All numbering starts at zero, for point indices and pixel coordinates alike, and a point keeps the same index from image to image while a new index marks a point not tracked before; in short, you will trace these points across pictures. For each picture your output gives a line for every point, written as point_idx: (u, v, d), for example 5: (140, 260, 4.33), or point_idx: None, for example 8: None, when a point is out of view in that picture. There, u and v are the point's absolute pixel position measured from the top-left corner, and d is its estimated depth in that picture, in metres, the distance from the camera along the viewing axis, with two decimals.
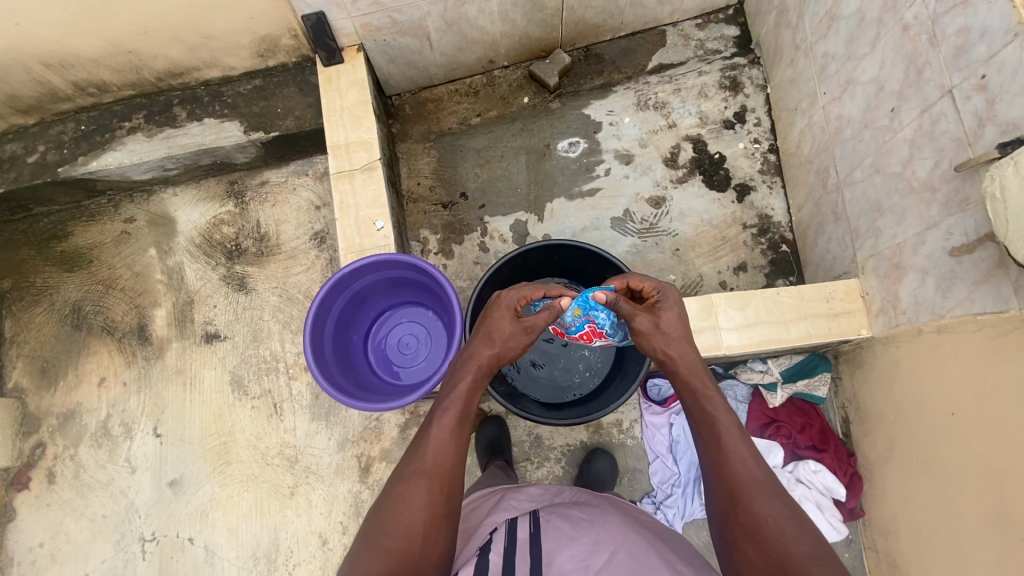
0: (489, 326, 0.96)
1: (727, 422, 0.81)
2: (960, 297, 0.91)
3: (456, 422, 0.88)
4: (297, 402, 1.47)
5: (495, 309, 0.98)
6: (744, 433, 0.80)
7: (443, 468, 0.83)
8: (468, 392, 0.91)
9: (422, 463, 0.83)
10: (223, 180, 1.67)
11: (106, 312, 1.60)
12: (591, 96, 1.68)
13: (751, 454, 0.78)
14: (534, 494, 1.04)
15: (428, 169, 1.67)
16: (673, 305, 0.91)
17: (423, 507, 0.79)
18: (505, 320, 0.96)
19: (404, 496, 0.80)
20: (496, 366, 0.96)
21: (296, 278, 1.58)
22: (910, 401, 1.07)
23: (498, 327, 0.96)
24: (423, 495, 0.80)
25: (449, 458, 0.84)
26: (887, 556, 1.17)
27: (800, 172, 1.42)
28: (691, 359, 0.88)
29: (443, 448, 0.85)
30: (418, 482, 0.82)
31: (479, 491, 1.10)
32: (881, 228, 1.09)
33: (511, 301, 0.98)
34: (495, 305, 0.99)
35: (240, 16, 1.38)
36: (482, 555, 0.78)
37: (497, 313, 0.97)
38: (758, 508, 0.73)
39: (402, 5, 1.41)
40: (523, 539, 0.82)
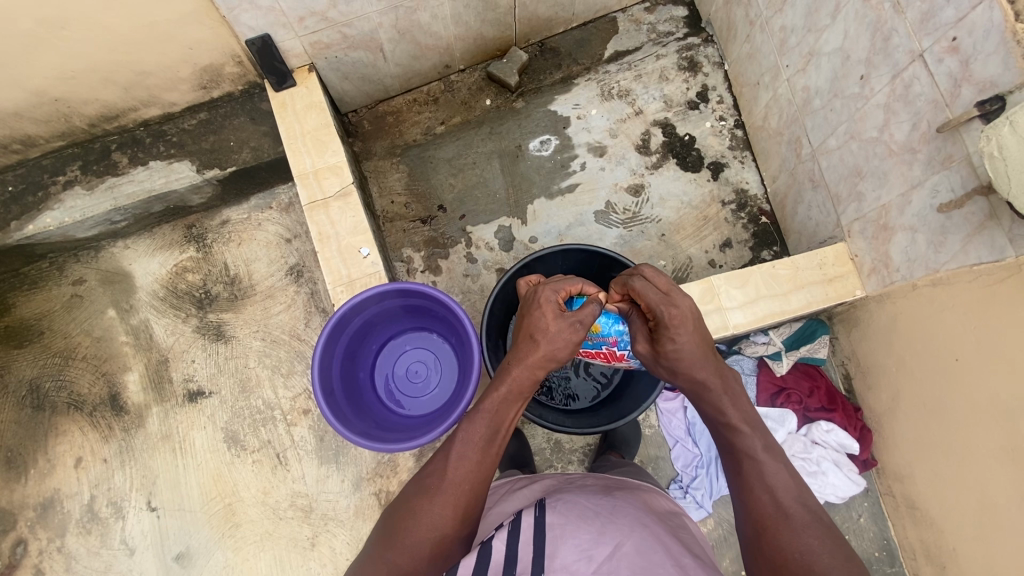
0: (529, 326, 0.88)
1: (753, 450, 0.79)
2: (954, 251, 0.97)
3: (484, 439, 0.82)
4: (301, 448, 1.41)
5: (533, 307, 0.90)
6: (771, 458, 0.78)
7: (465, 488, 0.79)
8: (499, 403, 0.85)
9: (443, 480, 0.79)
10: (178, 225, 1.56)
11: (70, 385, 1.47)
12: (554, 91, 1.66)
13: (779, 482, 0.76)
14: (549, 481, 0.94)
15: (400, 185, 1.61)
16: (687, 321, 0.83)
17: (434, 527, 0.75)
18: (546, 316, 0.87)
19: (420, 511, 0.77)
20: (542, 371, 0.87)
21: (277, 319, 1.49)
22: (910, 353, 1.13)
23: (537, 325, 0.87)
24: (441, 512, 0.76)
25: (470, 481, 0.79)
26: (904, 499, 1.24)
27: (770, 145, 1.46)
28: (703, 386, 0.85)
29: (465, 466, 0.80)
30: (436, 499, 0.77)
31: (494, 485, 1.01)
32: (863, 192, 1.15)
33: (551, 299, 0.89)
34: (534, 302, 0.90)
35: (179, 48, 1.28)
36: (485, 546, 0.71)
37: (538, 311, 0.88)
38: (785, 539, 0.70)
39: (352, 19, 1.34)
40: (526, 527, 0.73)
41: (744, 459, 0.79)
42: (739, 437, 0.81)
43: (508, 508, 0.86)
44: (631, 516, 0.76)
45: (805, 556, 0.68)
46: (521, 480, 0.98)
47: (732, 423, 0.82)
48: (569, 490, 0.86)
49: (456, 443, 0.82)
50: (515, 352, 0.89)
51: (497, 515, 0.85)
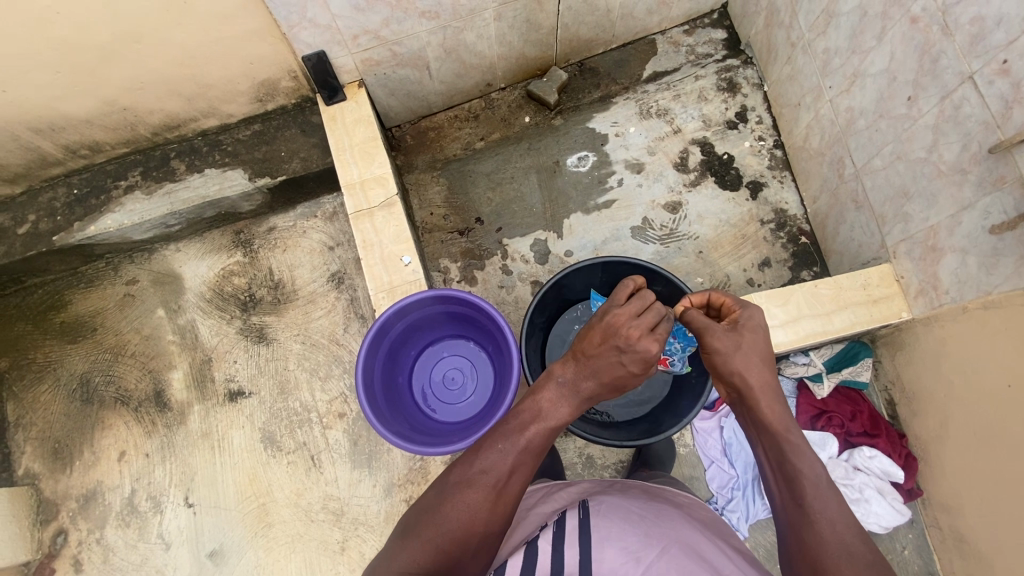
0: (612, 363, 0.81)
1: (815, 477, 0.72)
2: (1008, 273, 0.96)
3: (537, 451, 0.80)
4: (335, 452, 1.43)
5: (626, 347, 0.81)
6: (834, 490, 0.71)
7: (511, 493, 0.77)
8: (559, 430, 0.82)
9: (473, 477, 0.76)
10: (228, 231, 1.62)
11: (119, 381, 1.52)
12: (592, 109, 1.69)
13: (842, 517, 0.69)
14: (586, 486, 0.93)
15: (439, 198, 1.65)
16: (764, 332, 0.84)
17: (476, 517, 0.74)
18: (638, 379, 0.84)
19: (447, 510, 0.74)
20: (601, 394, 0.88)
21: (317, 323, 1.53)
22: (960, 377, 1.10)
23: (626, 382, 0.84)
24: (483, 507, 0.74)
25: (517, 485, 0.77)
26: (953, 531, 1.19)
27: (811, 165, 1.46)
28: (767, 398, 0.78)
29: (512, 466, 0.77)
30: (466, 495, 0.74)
31: (527, 489, 0.99)
32: (910, 212, 1.14)
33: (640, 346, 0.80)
34: (641, 360, 0.81)
35: (240, 63, 1.35)
36: (531, 547, 0.71)
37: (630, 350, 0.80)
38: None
39: (403, 37, 1.41)
40: (571, 527, 0.73)
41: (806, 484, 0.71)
42: (802, 458, 0.73)
43: (547, 510, 0.85)
44: (672, 521, 0.75)
45: None
46: (557, 485, 0.97)
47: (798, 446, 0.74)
48: (611, 493, 0.85)
49: (492, 447, 0.78)
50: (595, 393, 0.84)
51: (537, 515, 0.85)
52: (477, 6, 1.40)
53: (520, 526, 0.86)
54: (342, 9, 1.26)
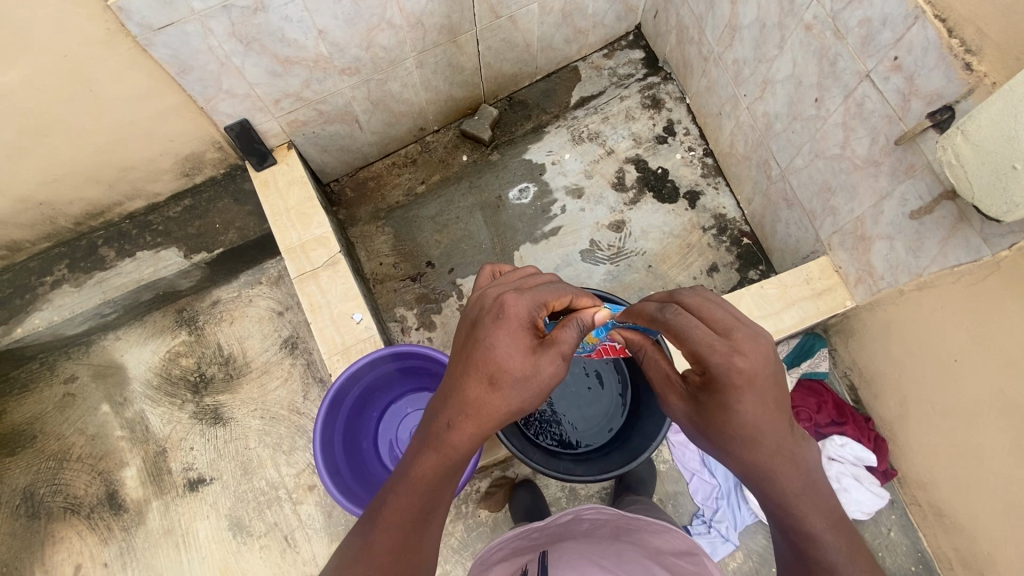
0: (474, 422, 0.63)
1: (822, 522, 0.63)
2: (933, 254, 1.00)
3: (437, 482, 0.66)
4: (309, 527, 1.36)
5: (473, 384, 0.63)
6: (840, 534, 0.62)
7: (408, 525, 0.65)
8: (440, 476, 0.65)
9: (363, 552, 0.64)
10: (169, 311, 1.56)
11: (66, 488, 1.42)
12: (526, 141, 1.72)
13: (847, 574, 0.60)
14: (548, 537, 0.83)
15: (387, 247, 1.63)
16: (757, 377, 0.62)
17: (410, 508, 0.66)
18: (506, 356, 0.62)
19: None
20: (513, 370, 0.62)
21: (274, 395, 1.47)
22: (910, 356, 1.13)
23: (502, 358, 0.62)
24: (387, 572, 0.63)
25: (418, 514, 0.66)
26: (932, 508, 1.21)
27: (741, 169, 1.51)
28: (769, 450, 0.64)
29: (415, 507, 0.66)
30: (377, 531, 0.65)
31: (492, 546, 0.88)
32: (836, 206, 1.19)
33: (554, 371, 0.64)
34: (492, 329, 0.63)
35: (159, 141, 1.32)
36: None
37: (504, 382, 0.62)
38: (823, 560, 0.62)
39: (325, 95, 1.40)
40: None
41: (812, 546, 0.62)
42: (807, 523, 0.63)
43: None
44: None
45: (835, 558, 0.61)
46: (529, 534, 0.87)
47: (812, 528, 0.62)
48: (574, 548, 0.75)
49: (404, 484, 0.66)
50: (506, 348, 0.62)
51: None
52: (397, 57, 1.41)
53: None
54: (259, 76, 1.25)
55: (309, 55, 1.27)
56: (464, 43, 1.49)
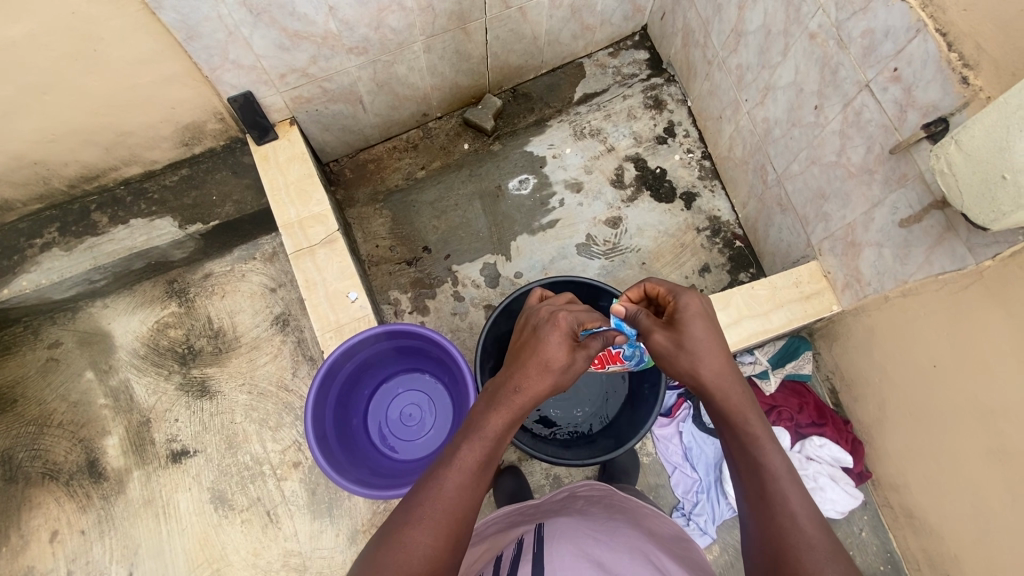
0: (532, 396, 0.75)
1: (779, 470, 0.68)
2: (919, 261, 1.03)
3: (480, 460, 0.69)
4: (292, 504, 1.36)
5: (536, 362, 0.77)
6: (797, 483, 0.67)
7: (459, 516, 0.65)
8: (501, 431, 0.73)
9: (431, 498, 0.65)
10: (160, 282, 1.54)
11: (45, 454, 1.40)
12: (528, 133, 1.73)
13: (803, 509, 0.64)
14: (543, 508, 0.87)
15: (384, 230, 1.63)
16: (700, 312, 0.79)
17: (454, 487, 0.67)
18: (559, 347, 0.78)
19: (410, 534, 0.62)
20: (563, 373, 0.79)
21: (263, 371, 1.47)
22: (890, 361, 1.17)
23: (548, 354, 0.78)
24: (432, 540, 0.62)
25: (468, 498, 0.67)
26: (903, 509, 1.25)
27: (737, 173, 1.54)
28: (727, 388, 0.75)
29: (464, 485, 0.67)
30: (449, 474, 0.67)
31: (488, 519, 0.91)
32: (828, 212, 1.22)
33: (582, 365, 0.82)
34: (551, 326, 0.81)
35: (161, 108, 1.30)
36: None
37: (558, 360, 0.77)
38: (773, 492, 0.66)
39: (331, 73, 1.40)
40: (530, 546, 0.69)
41: (765, 477, 0.67)
42: (764, 453, 0.69)
43: (509, 538, 0.78)
44: (630, 542, 0.70)
45: (779, 483, 0.67)
46: (524, 506, 0.91)
47: (777, 477, 0.67)
48: (568, 514, 0.79)
49: (476, 435, 0.71)
50: (558, 335, 0.79)
51: (507, 539, 0.78)
52: (405, 40, 1.41)
53: (489, 549, 0.79)
54: (266, 48, 1.25)
55: (319, 31, 1.27)
56: (473, 31, 1.50)
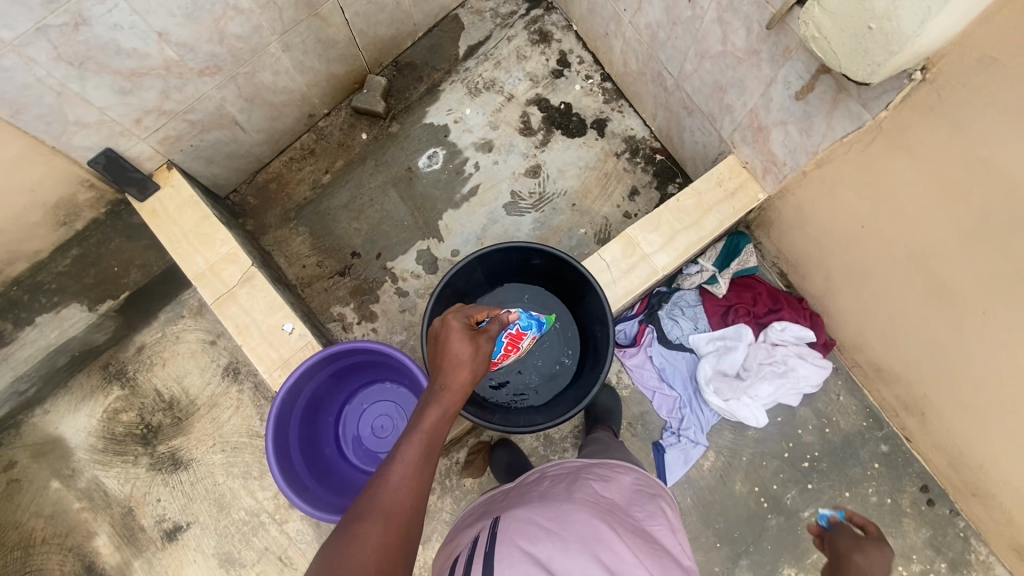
0: (455, 387, 0.75)
1: None
2: (823, 130, 1.02)
3: (422, 455, 0.68)
4: (301, 542, 1.35)
5: (448, 361, 0.77)
6: None
7: (406, 508, 0.63)
8: (436, 425, 0.71)
9: (376, 503, 0.62)
10: (94, 370, 1.46)
11: (38, 574, 1.35)
12: (423, 105, 1.64)
13: None
14: (512, 494, 0.86)
15: (306, 247, 1.56)
16: None
17: (398, 479, 0.65)
18: (457, 339, 0.79)
19: (359, 532, 0.60)
20: (473, 360, 0.78)
21: (230, 426, 1.42)
22: (823, 232, 1.18)
23: (452, 349, 0.78)
24: (381, 536, 0.59)
25: (414, 491, 0.65)
26: (870, 365, 1.30)
27: (639, 87, 1.50)
28: None
29: (406, 479, 0.65)
30: (393, 468, 0.66)
31: (460, 518, 0.90)
32: (730, 103, 1.19)
33: (490, 350, 0.82)
34: (442, 328, 0.82)
35: (17, 194, 1.19)
36: None
37: (467, 353, 0.78)
38: None
39: (191, 103, 1.28)
40: (481, 554, 0.67)
41: None
42: None
43: (470, 537, 0.76)
44: (583, 523, 0.67)
45: None
46: (499, 494, 0.90)
47: None
48: (528, 502, 0.77)
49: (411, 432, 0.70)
50: (451, 332, 0.80)
51: (468, 538, 0.76)
52: (258, 45, 1.30)
53: (452, 551, 0.78)
54: (106, 98, 1.13)
55: (157, 63, 1.15)
56: (328, 14, 1.37)
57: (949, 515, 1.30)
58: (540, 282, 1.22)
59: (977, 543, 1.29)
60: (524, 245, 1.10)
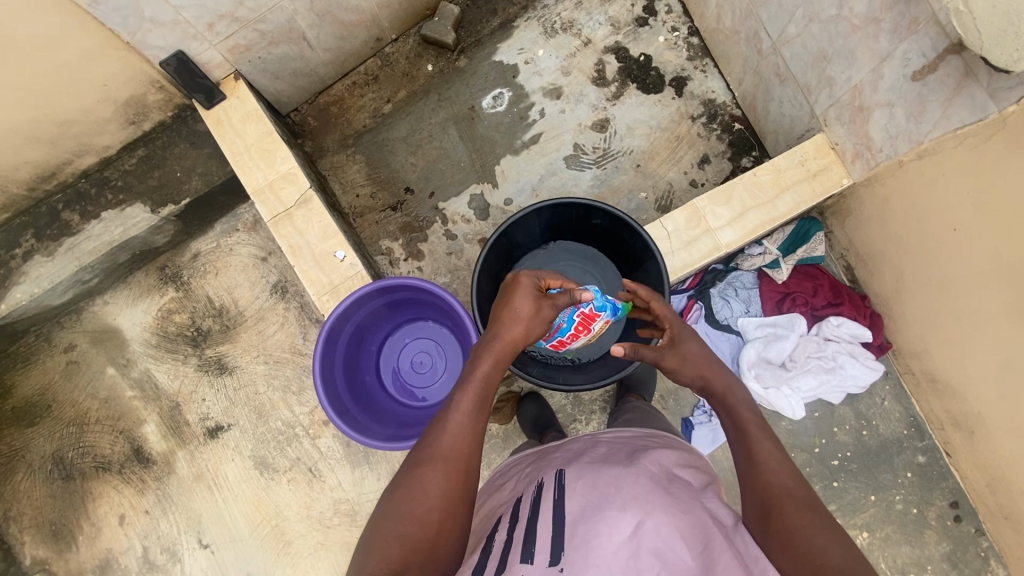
0: (508, 340, 0.79)
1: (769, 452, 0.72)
2: (935, 119, 0.94)
3: (475, 406, 0.74)
4: (331, 458, 1.43)
5: (507, 316, 0.80)
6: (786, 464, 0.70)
7: (461, 457, 0.70)
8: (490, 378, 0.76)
9: (432, 452, 0.70)
10: (152, 269, 1.52)
11: (93, 449, 1.47)
12: (495, 40, 1.57)
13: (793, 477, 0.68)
14: (565, 448, 0.87)
15: (361, 176, 1.55)
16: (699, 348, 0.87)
17: (453, 430, 0.71)
18: (521, 296, 0.81)
19: (419, 481, 0.67)
20: (531, 318, 0.80)
21: (274, 340, 1.48)
22: (907, 230, 1.11)
23: (513, 305, 0.81)
24: (439, 487, 0.67)
25: (467, 443, 0.71)
26: (924, 374, 1.24)
27: (729, 46, 1.39)
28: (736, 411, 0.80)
29: (462, 431, 0.71)
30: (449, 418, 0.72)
31: (510, 459, 0.94)
32: (832, 76, 1.09)
33: (554, 312, 0.83)
34: (511, 284, 0.84)
35: (93, 87, 1.21)
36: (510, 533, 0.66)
37: (527, 312, 0.80)
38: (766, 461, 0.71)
39: (263, 13, 1.24)
40: (548, 503, 0.68)
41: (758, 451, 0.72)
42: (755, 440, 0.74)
43: (529, 482, 0.79)
44: (639, 485, 0.67)
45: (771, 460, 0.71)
46: (551, 448, 0.92)
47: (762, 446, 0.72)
48: (588, 459, 0.77)
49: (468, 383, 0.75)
50: (515, 290, 0.82)
51: (527, 483, 0.79)
52: None
53: (494, 502, 0.82)
54: None
55: None
56: None
57: (975, 533, 1.27)
58: (595, 241, 1.20)
59: (997, 565, 1.26)
60: (585, 203, 1.07)
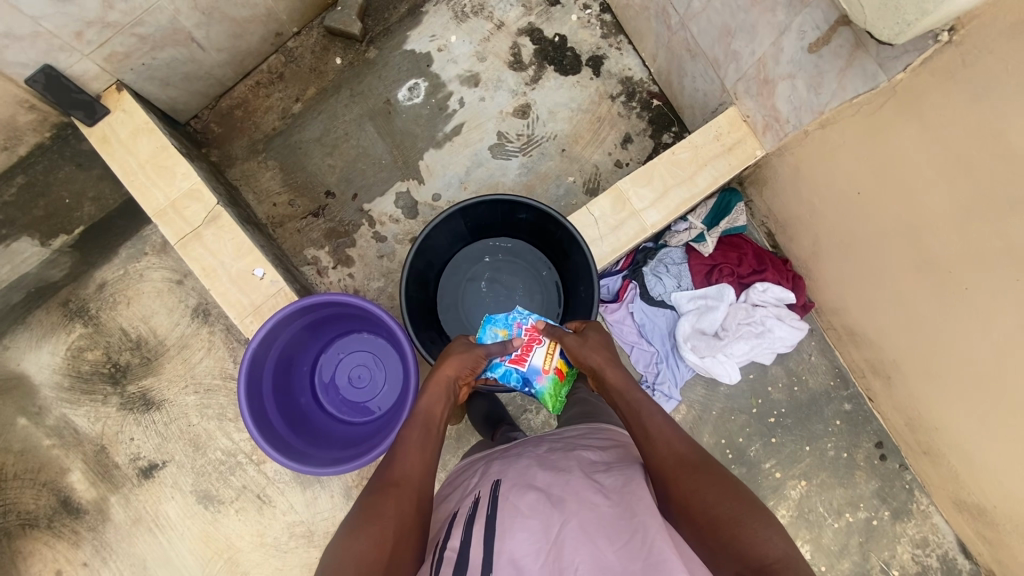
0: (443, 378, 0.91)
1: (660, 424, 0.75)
2: (833, 89, 0.97)
3: (423, 436, 0.80)
4: (279, 482, 1.38)
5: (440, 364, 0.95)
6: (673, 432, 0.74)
7: (416, 481, 0.72)
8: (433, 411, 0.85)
9: (387, 475, 0.71)
10: (53, 306, 1.39)
11: (14, 507, 1.36)
12: (404, 28, 1.49)
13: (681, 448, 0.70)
14: (504, 454, 0.86)
15: (276, 183, 1.46)
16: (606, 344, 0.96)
17: (407, 459, 0.75)
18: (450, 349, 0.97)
19: (380, 504, 0.67)
20: (462, 362, 0.94)
21: (202, 367, 1.39)
22: (818, 196, 1.15)
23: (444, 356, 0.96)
24: (398, 507, 0.67)
25: (420, 468, 0.74)
26: (844, 329, 1.32)
27: (640, 22, 1.38)
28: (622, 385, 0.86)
29: (414, 456, 0.75)
30: (404, 449, 0.77)
31: (454, 472, 0.92)
32: (737, 50, 1.11)
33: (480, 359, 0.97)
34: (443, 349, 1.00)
35: None
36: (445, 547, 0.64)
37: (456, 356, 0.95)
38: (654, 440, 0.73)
39: (138, 15, 1.12)
40: (480, 514, 0.67)
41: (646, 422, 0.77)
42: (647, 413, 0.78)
43: (468, 495, 0.77)
44: (570, 488, 0.67)
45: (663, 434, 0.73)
46: (493, 453, 0.90)
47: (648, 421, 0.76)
48: (525, 464, 0.76)
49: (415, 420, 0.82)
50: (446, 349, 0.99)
51: (466, 495, 0.77)
52: None
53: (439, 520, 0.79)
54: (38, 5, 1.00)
55: None
56: None
57: (898, 469, 1.38)
58: (524, 234, 1.19)
59: (920, 494, 1.38)
60: (507, 199, 1.05)
